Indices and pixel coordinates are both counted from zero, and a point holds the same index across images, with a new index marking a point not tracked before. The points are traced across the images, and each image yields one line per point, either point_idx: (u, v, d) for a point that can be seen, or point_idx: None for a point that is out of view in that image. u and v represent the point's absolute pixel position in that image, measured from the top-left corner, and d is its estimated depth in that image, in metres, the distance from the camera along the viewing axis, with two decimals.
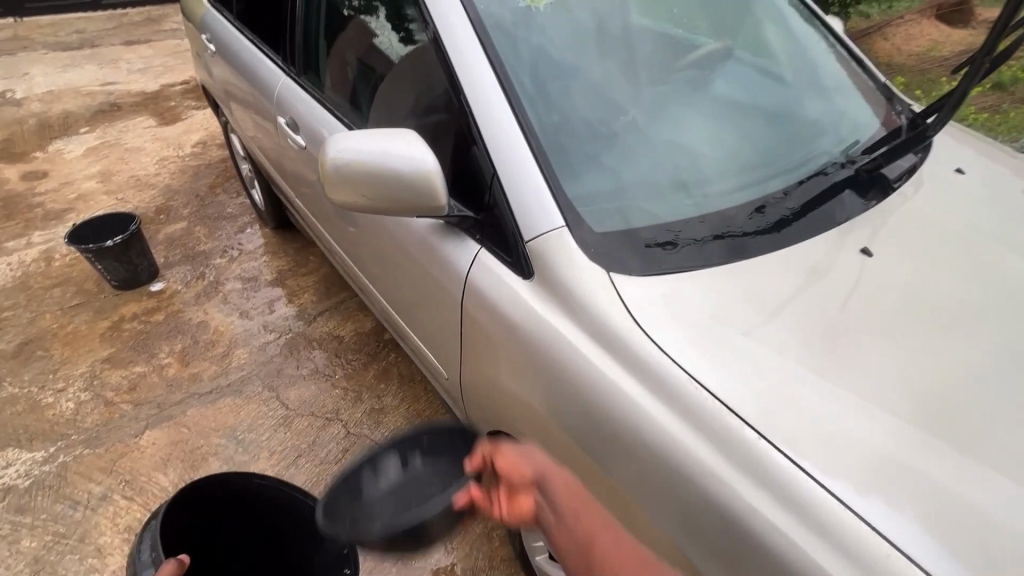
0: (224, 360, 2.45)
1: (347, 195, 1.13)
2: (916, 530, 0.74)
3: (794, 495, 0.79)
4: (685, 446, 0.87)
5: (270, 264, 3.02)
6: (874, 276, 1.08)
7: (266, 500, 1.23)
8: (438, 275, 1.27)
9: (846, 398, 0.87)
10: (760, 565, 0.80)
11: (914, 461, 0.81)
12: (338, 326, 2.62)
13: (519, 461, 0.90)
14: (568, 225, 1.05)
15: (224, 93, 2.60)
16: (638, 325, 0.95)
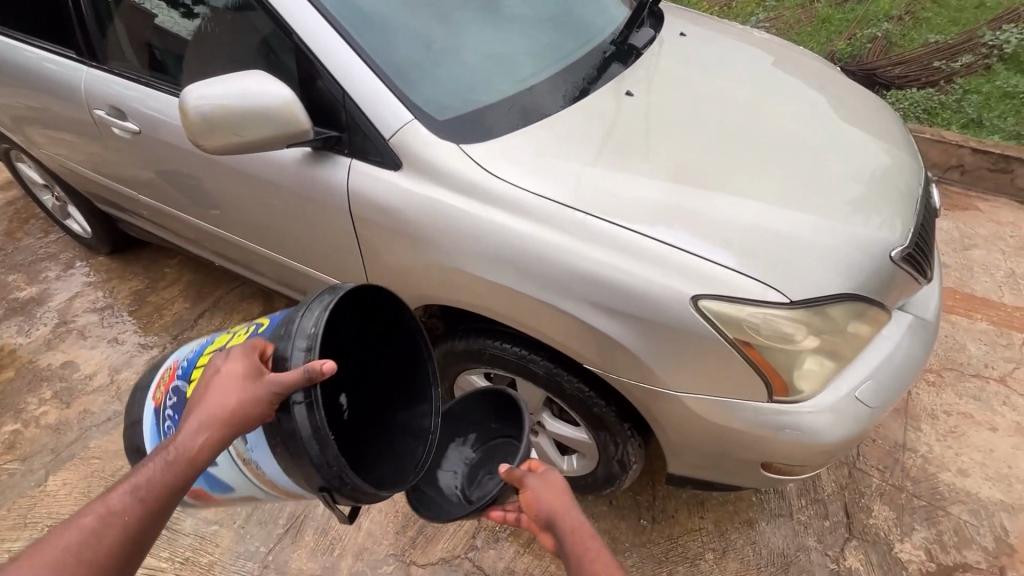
0: (111, 388, 2.32)
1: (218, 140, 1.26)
2: (687, 235, 1.16)
3: (614, 241, 1.17)
4: (542, 240, 1.20)
5: (122, 288, 2.82)
6: (638, 107, 1.51)
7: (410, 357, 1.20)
8: (321, 197, 1.46)
9: (633, 177, 1.27)
10: (609, 294, 1.17)
11: (678, 200, 1.23)
12: (225, 320, 2.60)
13: (540, 492, 1.02)
14: (416, 117, 1.32)
15: (10, 118, 2.44)
16: (488, 172, 1.26)
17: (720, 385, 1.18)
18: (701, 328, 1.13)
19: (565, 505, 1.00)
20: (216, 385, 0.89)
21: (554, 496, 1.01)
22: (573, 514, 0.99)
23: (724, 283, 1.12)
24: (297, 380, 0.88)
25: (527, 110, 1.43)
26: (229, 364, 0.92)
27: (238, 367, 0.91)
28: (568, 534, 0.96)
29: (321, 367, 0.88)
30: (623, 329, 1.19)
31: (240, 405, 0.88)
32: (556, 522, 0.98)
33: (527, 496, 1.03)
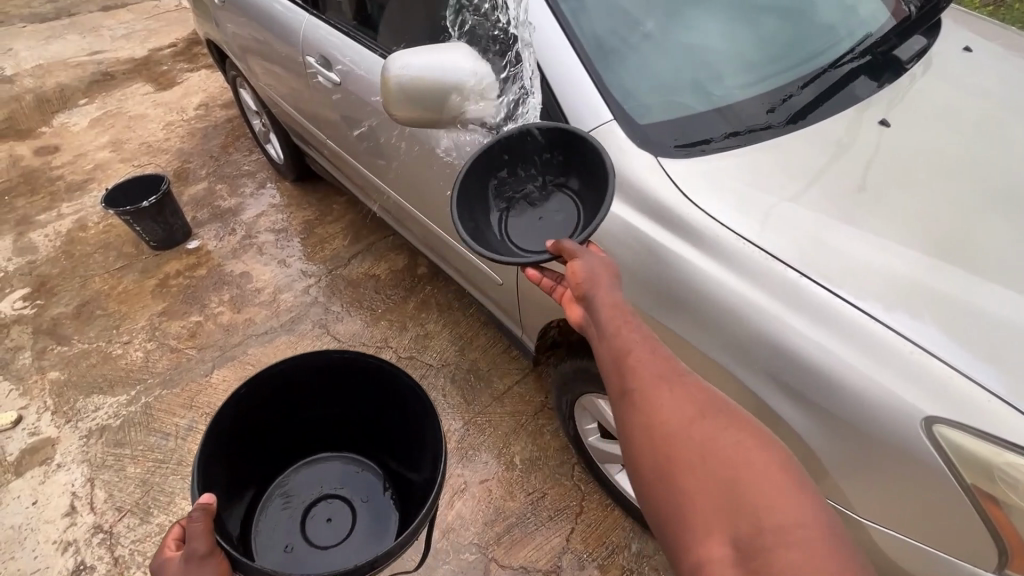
0: (273, 305, 2.61)
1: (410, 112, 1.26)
2: (940, 333, 0.88)
3: (832, 317, 0.93)
4: (734, 292, 1.01)
5: (297, 215, 3.14)
6: (891, 142, 1.19)
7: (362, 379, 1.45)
8: None
9: (875, 240, 1.00)
10: (806, 379, 0.94)
11: (936, 282, 0.94)
12: (373, 267, 2.78)
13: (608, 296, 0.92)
14: (615, 119, 1.17)
15: (239, 49, 2.76)
16: (685, 196, 1.08)
17: (928, 531, 0.91)
18: (928, 458, 0.86)
19: (662, 387, 0.78)
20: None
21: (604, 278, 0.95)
22: (635, 328, 0.87)
23: (982, 414, 0.83)
24: (203, 526, 0.91)
25: (741, 128, 1.20)
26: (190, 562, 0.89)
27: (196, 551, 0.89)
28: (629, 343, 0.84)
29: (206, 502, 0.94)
30: (812, 424, 0.96)
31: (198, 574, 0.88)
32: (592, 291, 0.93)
33: (574, 268, 0.96)
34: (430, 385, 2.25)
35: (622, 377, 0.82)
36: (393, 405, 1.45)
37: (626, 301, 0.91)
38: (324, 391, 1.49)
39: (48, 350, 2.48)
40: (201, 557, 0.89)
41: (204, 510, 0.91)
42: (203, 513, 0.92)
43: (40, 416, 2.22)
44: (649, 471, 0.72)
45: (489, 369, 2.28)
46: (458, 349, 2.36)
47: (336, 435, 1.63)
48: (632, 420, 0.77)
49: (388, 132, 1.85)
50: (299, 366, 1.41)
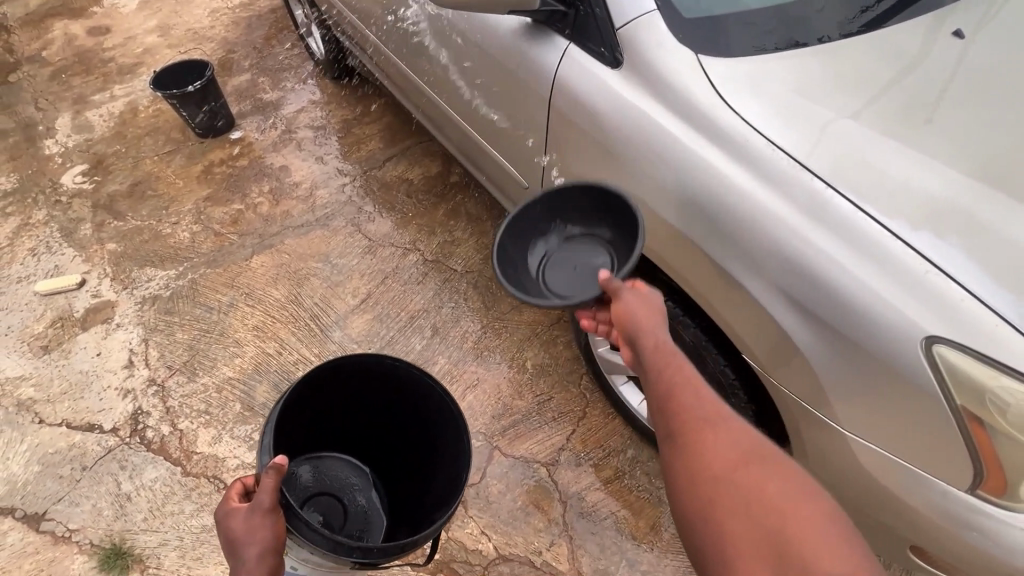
0: (309, 200, 2.69)
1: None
2: (962, 255, 0.86)
3: (851, 231, 0.91)
4: (755, 200, 0.99)
5: (335, 114, 3.14)
6: (962, 58, 1.09)
7: (422, 403, 1.41)
8: (527, 78, 1.36)
9: (917, 158, 0.95)
10: (813, 292, 0.95)
11: (971, 205, 0.90)
12: (407, 171, 2.80)
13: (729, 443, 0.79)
14: (658, 10, 1.11)
15: None
16: (721, 98, 1.03)
17: (908, 448, 0.94)
18: (919, 374, 0.87)
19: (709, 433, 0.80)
20: (248, 532, 0.95)
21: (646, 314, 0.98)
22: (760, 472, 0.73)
23: (988, 337, 0.82)
24: (273, 482, 0.98)
25: (798, 29, 1.11)
26: (250, 515, 0.96)
27: (260, 504, 0.97)
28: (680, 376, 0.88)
29: (280, 465, 1.00)
30: (812, 337, 0.98)
31: (255, 530, 0.95)
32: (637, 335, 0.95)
33: None
34: (453, 289, 2.33)
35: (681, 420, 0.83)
36: (430, 433, 1.44)
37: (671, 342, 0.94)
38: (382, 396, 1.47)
39: (106, 224, 2.66)
40: (262, 508, 0.97)
41: (278, 470, 0.99)
42: (276, 474, 0.99)
43: (101, 282, 2.44)
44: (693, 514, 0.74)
45: None
46: (483, 258, 2.42)
47: (371, 437, 1.59)
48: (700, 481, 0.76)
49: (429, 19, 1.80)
50: (352, 369, 1.37)
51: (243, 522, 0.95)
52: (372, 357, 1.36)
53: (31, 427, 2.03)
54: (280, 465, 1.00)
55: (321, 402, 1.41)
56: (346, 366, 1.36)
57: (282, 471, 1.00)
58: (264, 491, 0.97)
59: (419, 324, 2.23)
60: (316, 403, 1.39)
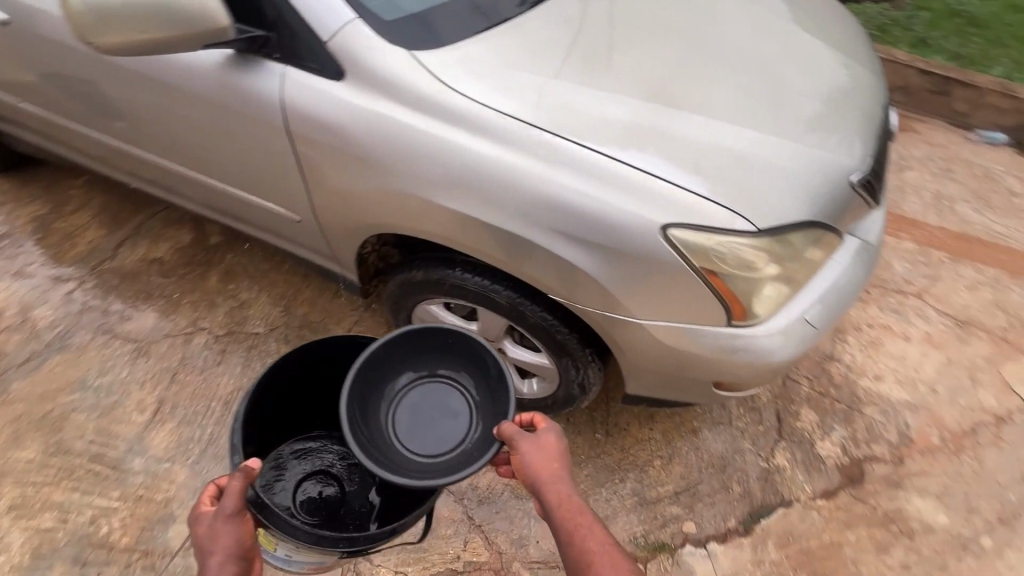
0: (26, 326, 2.11)
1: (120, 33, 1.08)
2: (658, 159, 1.12)
3: (583, 165, 1.11)
4: (506, 164, 1.12)
5: (19, 213, 2.49)
6: (604, 14, 1.37)
7: None
8: (252, 110, 1.28)
9: (604, 95, 1.19)
10: (577, 223, 1.12)
11: (649, 120, 1.17)
12: (151, 249, 2.39)
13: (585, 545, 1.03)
14: (360, 18, 1.15)
15: None
16: (445, 84, 1.13)
17: (683, 313, 1.20)
18: (668, 257, 1.12)
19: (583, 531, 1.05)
20: (213, 541, 0.99)
21: (551, 461, 1.15)
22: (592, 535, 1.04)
23: (694, 211, 1.10)
24: (238, 488, 1.03)
25: (483, 16, 1.27)
26: (215, 523, 1.01)
27: (225, 510, 1.01)
28: (585, 545, 1.03)
29: (250, 469, 1.06)
30: (592, 260, 1.16)
31: (217, 537, 1.00)
32: (540, 479, 1.13)
33: None
34: (263, 353, 2.10)
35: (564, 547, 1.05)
36: None
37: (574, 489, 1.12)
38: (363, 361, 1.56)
39: None
40: (227, 514, 1.01)
41: (244, 474, 1.04)
42: (241, 477, 1.04)
43: None
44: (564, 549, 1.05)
45: (324, 318, 2.20)
46: (284, 309, 2.22)
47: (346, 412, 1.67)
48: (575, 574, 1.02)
49: (110, 72, 1.56)
50: (311, 350, 1.44)
51: (209, 525, 1.02)
52: (337, 337, 1.44)
53: None
54: (247, 468, 1.06)
55: (292, 389, 1.49)
56: (312, 346, 1.44)
57: (250, 474, 1.06)
58: (228, 498, 1.02)
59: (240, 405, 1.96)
60: (284, 392, 1.47)
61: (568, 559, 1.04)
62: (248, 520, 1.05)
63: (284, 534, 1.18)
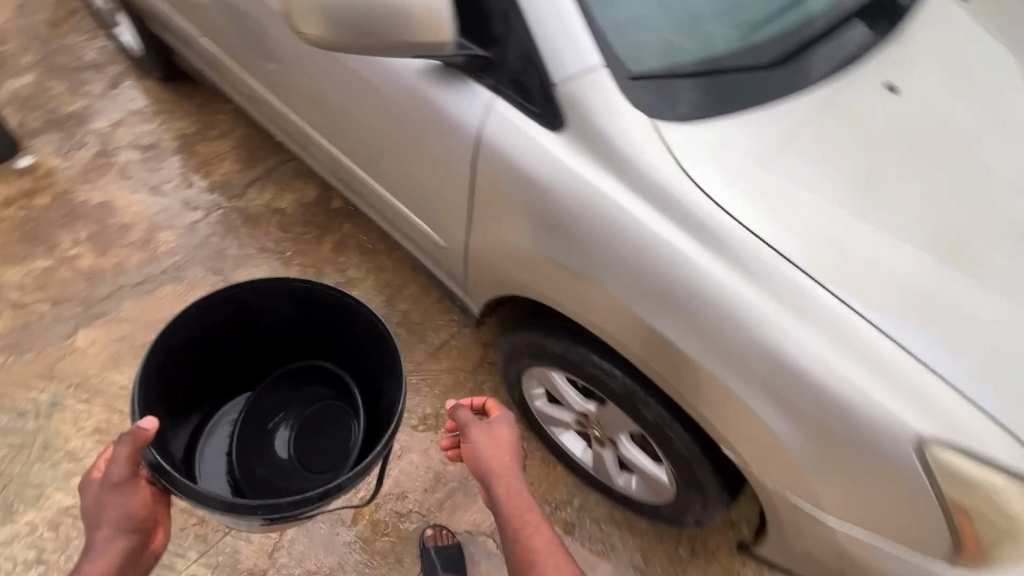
0: (148, 247, 2.15)
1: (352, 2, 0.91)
2: (942, 347, 0.84)
3: (837, 327, 0.85)
4: (734, 294, 0.89)
5: (170, 127, 2.54)
6: (892, 112, 1.01)
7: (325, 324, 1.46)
8: (438, 132, 1.11)
9: (885, 235, 0.90)
10: (801, 392, 0.88)
11: (938, 285, 0.88)
12: (276, 198, 2.36)
13: (528, 543, 1.05)
14: (606, 65, 0.93)
15: None
16: (688, 175, 0.90)
17: (894, 533, 0.92)
18: (910, 473, 0.85)
19: (529, 526, 1.07)
20: (100, 509, 1.06)
21: (503, 456, 1.13)
22: (535, 529, 1.06)
23: (972, 432, 0.82)
24: (123, 455, 1.07)
25: (740, 85, 0.98)
26: (102, 493, 1.07)
27: (111, 482, 1.07)
28: (530, 544, 1.05)
29: (139, 433, 1.07)
30: (799, 436, 0.92)
31: (104, 507, 1.06)
32: (495, 474, 1.12)
33: None
34: None
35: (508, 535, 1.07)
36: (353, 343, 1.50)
37: (524, 485, 1.11)
38: (277, 328, 1.52)
39: None
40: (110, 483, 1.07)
41: (127, 440, 1.07)
42: (122, 448, 1.07)
43: None
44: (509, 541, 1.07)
45: (422, 322, 2.08)
46: (385, 300, 2.13)
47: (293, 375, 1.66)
48: (517, 564, 1.05)
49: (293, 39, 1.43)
50: (187, 330, 1.37)
51: (98, 494, 1.08)
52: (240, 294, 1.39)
53: None
54: (129, 434, 1.07)
55: (191, 377, 1.48)
56: (195, 317, 1.36)
57: (137, 438, 1.07)
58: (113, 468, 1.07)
59: None
60: (178, 381, 1.44)
61: (511, 553, 1.06)
62: (139, 489, 1.10)
63: (187, 494, 1.09)
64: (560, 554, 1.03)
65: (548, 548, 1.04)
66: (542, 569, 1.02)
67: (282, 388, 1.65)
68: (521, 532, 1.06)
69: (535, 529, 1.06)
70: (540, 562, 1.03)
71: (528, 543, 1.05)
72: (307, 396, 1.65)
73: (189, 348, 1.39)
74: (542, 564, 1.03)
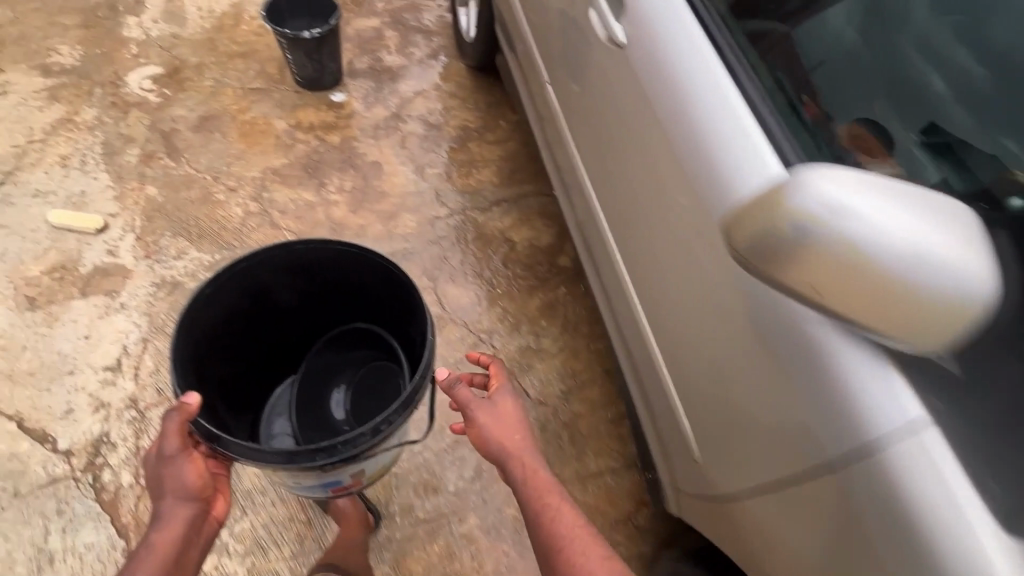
0: (390, 222, 2.21)
1: (874, 273, 0.63)
2: None
3: None
4: None
5: (457, 115, 2.61)
6: None
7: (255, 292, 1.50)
8: (807, 398, 0.84)
9: None
10: None
11: None
12: (513, 229, 2.30)
13: (557, 530, 1.12)
14: None
15: None
16: None
17: None
18: None
19: (551, 503, 1.16)
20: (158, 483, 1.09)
21: (516, 436, 1.22)
22: (557, 506, 1.15)
23: None
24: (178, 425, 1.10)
25: None
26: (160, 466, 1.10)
27: (166, 454, 1.10)
28: (555, 527, 1.12)
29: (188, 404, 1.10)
30: None
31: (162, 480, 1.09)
32: (511, 458, 1.21)
33: None
34: None
35: (536, 522, 1.15)
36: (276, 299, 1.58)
37: (541, 464, 1.21)
38: (293, 308, 1.65)
39: (156, 159, 2.19)
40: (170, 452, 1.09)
41: (179, 410, 1.10)
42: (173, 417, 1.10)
43: (124, 236, 1.98)
44: (537, 528, 1.14)
45: (587, 437, 1.88)
46: (563, 391, 1.96)
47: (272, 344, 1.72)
48: (547, 554, 1.12)
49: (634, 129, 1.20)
50: (216, 305, 1.41)
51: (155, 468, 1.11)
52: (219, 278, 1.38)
53: None
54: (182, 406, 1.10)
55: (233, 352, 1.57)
56: (210, 299, 1.39)
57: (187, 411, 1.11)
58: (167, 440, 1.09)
59: (462, 454, 1.76)
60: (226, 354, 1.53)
61: (537, 532, 1.15)
62: (194, 459, 1.13)
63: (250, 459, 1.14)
64: (593, 541, 1.10)
65: (569, 532, 1.11)
66: (575, 559, 1.08)
67: (327, 353, 1.78)
68: (546, 518, 1.14)
69: (557, 512, 1.14)
70: (576, 557, 1.08)
71: (552, 523, 1.13)
72: (356, 360, 1.78)
73: (246, 318, 1.54)
74: (575, 563, 1.08)
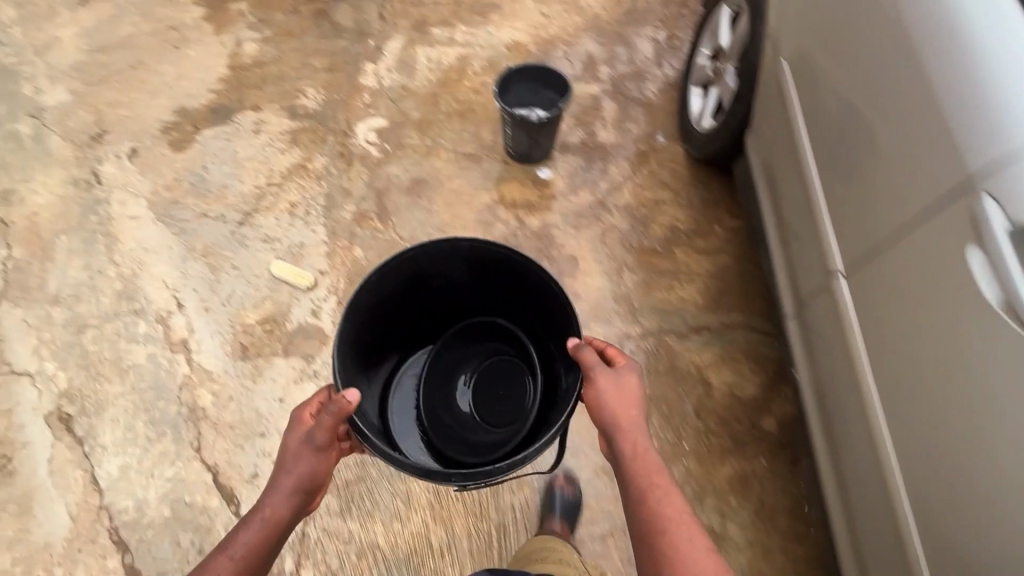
0: None
1: None
2: None
3: None
4: None
5: (668, 211, 2.31)
6: None
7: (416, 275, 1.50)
8: None
9: None
10: None
11: None
12: (712, 369, 1.99)
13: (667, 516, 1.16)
14: None
15: None
16: None
17: None
18: None
19: (660, 488, 1.19)
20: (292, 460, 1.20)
21: (632, 411, 1.25)
22: (664, 488, 1.19)
23: None
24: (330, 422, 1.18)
25: None
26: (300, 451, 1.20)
27: (311, 443, 1.20)
28: (664, 512, 1.16)
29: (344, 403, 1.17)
30: None
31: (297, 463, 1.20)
32: (623, 440, 1.24)
33: None
34: None
35: (636, 506, 1.18)
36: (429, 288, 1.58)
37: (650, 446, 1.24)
38: (435, 292, 1.62)
39: (367, 220, 2.24)
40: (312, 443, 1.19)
41: (337, 411, 1.17)
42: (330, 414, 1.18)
43: (328, 297, 2.05)
44: (638, 518, 1.17)
45: None
46: None
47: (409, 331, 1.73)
48: (644, 547, 1.15)
49: (964, 321, 1.14)
50: (383, 284, 1.43)
51: (298, 443, 1.22)
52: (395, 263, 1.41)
53: (186, 453, 1.78)
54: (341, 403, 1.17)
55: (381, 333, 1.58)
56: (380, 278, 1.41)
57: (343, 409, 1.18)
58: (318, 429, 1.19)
59: None
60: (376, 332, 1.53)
61: (639, 512, 1.18)
62: (325, 457, 1.22)
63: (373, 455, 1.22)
64: (699, 537, 1.14)
65: (674, 513, 1.16)
66: (687, 547, 1.12)
67: (454, 344, 1.75)
68: (651, 508, 1.17)
69: (667, 496, 1.18)
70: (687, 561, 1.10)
71: (657, 509, 1.16)
72: (484, 351, 1.75)
73: (403, 299, 1.56)
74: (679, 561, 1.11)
